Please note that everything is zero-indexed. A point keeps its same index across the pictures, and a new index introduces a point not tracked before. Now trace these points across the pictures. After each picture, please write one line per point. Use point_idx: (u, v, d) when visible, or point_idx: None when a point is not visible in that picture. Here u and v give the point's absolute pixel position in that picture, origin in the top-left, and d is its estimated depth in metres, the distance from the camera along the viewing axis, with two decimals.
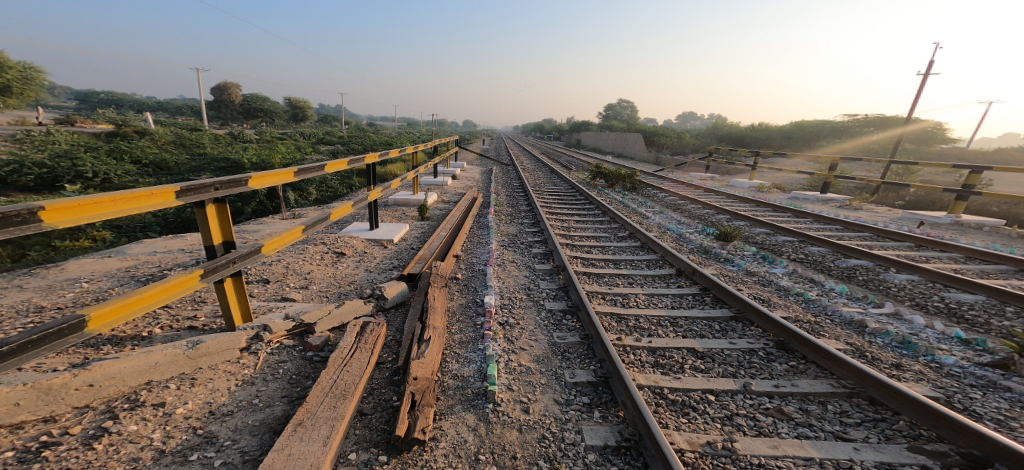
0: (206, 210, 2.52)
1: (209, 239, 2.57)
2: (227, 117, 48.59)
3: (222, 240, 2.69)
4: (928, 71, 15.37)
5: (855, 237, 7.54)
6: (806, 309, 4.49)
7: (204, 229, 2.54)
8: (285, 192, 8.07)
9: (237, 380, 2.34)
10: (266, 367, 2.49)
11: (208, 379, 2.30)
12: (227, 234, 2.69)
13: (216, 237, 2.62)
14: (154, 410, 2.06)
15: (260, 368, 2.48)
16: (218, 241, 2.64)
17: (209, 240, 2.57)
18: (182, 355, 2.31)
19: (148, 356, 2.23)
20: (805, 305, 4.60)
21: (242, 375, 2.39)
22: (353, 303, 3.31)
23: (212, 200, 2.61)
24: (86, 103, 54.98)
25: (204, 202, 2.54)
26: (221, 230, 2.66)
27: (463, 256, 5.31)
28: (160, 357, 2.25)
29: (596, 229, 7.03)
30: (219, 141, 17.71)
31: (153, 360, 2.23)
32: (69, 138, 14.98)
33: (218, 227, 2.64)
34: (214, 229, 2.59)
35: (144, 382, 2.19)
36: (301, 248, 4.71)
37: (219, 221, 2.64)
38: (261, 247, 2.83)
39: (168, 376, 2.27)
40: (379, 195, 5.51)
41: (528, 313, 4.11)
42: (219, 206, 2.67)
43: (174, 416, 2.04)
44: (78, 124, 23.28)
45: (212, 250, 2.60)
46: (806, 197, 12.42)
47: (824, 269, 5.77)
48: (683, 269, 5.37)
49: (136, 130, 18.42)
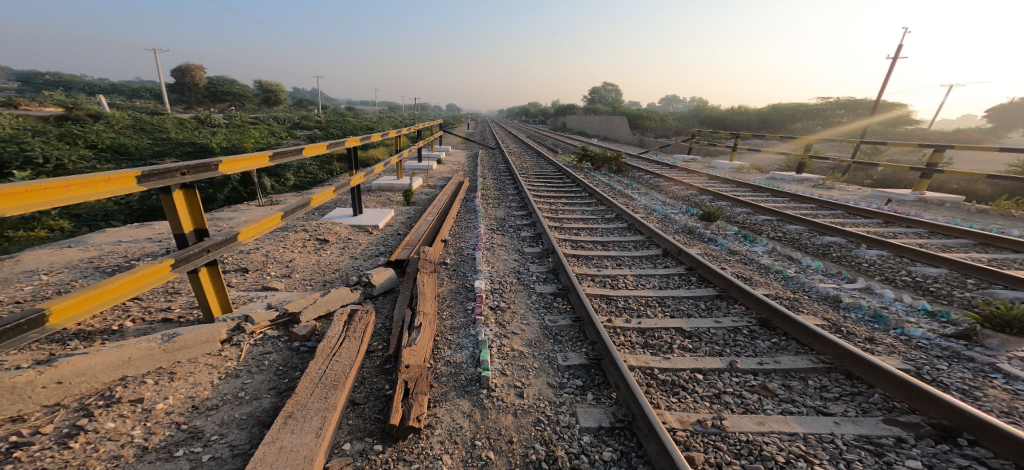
0: (174, 197, 2.35)
1: (178, 227, 2.41)
2: (194, 101, 46.34)
3: (194, 228, 2.52)
4: (897, 54, 15.82)
5: (829, 215, 7.74)
6: (787, 286, 4.58)
7: (172, 217, 2.37)
8: (260, 178, 7.76)
9: (220, 373, 2.21)
10: (250, 358, 2.37)
11: (188, 373, 2.17)
12: (198, 221, 2.53)
13: (187, 225, 2.45)
14: (133, 406, 1.93)
15: (244, 359, 2.36)
16: (189, 229, 2.48)
17: (179, 228, 2.41)
18: (158, 349, 2.17)
19: (120, 350, 2.08)
20: (784, 282, 4.70)
21: (225, 367, 2.27)
22: (339, 291, 3.20)
23: (179, 186, 2.43)
24: (35, 86, 51.44)
25: (171, 188, 2.37)
26: (192, 217, 2.50)
27: (450, 241, 5.21)
28: (134, 352, 2.11)
29: (582, 211, 7.01)
30: (184, 125, 16.87)
31: (127, 355, 2.09)
32: (18, 122, 14.01)
33: (188, 214, 2.48)
34: (183, 217, 2.42)
35: (118, 378, 2.05)
36: (280, 235, 4.52)
37: (189, 208, 2.47)
38: (238, 235, 2.68)
39: (144, 371, 2.13)
40: (361, 180, 5.33)
41: (519, 297, 4.06)
42: (188, 192, 2.50)
43: (155, 412, 1.92)
44: (27, 108, 21.77)
45: (183, 238, 2.44)
46: (782, 177, 12.69)
47: (802, 247, 5.90)
48: (669, 249, 5.40)
49: (92, 113, 17.34)
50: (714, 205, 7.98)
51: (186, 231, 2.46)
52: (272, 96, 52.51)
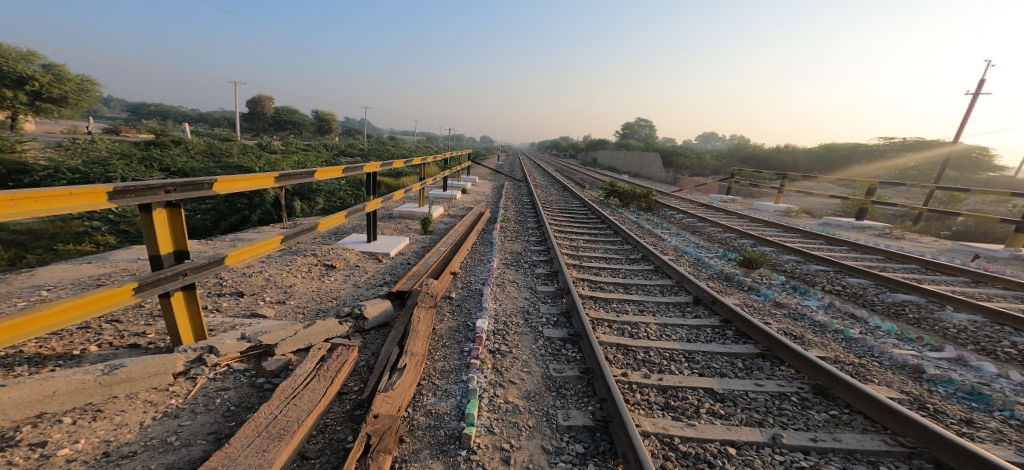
0: (152, 215, 2.25)
1: (155, 248, 2.29)
2: (261, 130, 50.70)
3: (173, 249, 2.40)
4: (978, 91, 14.47)
5: (899, 269, 6.85)
6: (847, 348, 3.91)
7: (149, 237, 2.26)
8: (294, 202, 8.02)
9: (156, 413, 2.05)
10: (200, 396, 2.22)
11: (117, 412, 2.02)
12: (180, 242, 2.42)
13: (164, 246, 2.33)
14: (29, 452, 1.76)
15: (192, 397, 2.21)
16: (168, 250, 2.35)
17: (155, 249, 2.29)
18: (92, 382, 2.04)
19: (46, 384, 1.94)
20: (846, 344, 4.01)
21: (165, 407, 2.11)
22: (325, 324, 3.03)
23: (162, 204, 2.34)
24: (135, 114, 58.28)
25: (152, 205, 2.27)
26: (172, 237, 2.38)
27: (460, 274, 4.97)
28: (61, 385, 1.97)
29: (607, 249, 6.61)
30: (247, 151, 18.22)
31: (51, 389, 1.94)
32: (108, 145, 15.66)
33: (168, 235, 2.36)
34: (161, 237, 2.30)
35: (34, 415, 1.90)
36: (288, 258, 4.48)
37: (170, 228, 2.37)
38: (226, 258, 2.53)
39: (68, 407, 1.98)
40: (378, 207, 5.26)
41: (524, 340, 3.71)
42: (172, 210, 2.40)
43: (54, 459, 1.75)
44: (123, 134, 24.48)
45: (159, 260, 2.32)
46: (839, 223, 11.64)
47: (867, 304, 5.14)
48: (701, 297, 4.87)
49: (173, 139, 19.16)
50: (757, 250, 7.31)
51: (164, 252, 2.34)
52: (328, 126, 56.47)
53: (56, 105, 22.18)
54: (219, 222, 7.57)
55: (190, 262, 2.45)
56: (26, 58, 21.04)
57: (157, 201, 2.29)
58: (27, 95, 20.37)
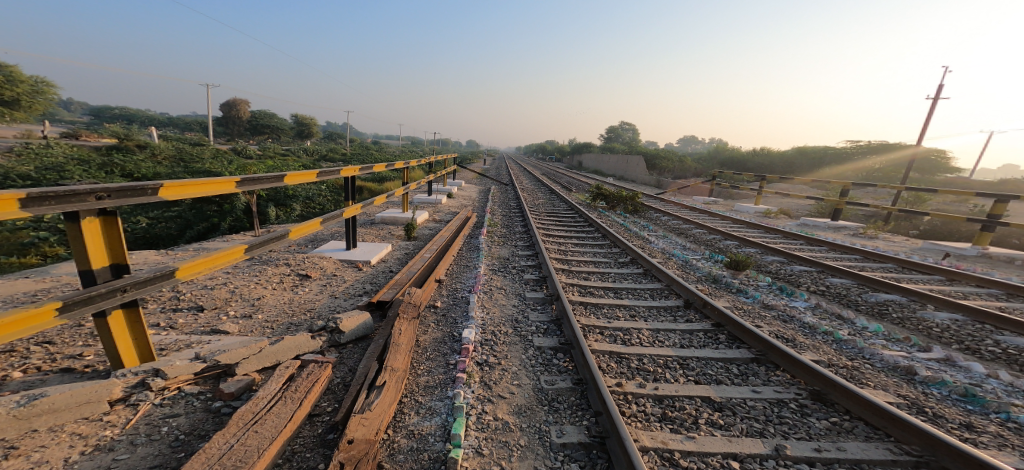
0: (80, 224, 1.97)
1: (86, 261, 2.01)
2: (235, 134, 49.25)
3: (110, 264, 2.12)
4: (938, 95, 15.10)
5: (878, 268, 6.95)
6: (838, 350, 3.86)
7: (78, 250, 1.98)
8: (267, 209, 7.67)
9: (86, 448, 1.79)
10: (142, 426, 1.96)
11: (36, 449, 1.74)
12: (117, 255, 2.14)
13: (97, 260, 2.05)
14: None
15: (132, 427, 1.95)
16: (102, 264, 2.07)
17: (86, 263, 2.01)
18: (8, 416, 1.75)
19: None
20: (837, 346, 3.96)
21: (98, 440, 1.85)
22: (295, 339, 2.79)
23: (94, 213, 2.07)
24: (97, 118, 55.68)
25: (81, 214, 2.00)
26: (107, 250, 2.10)
27: (445, 281, 4.75)
28: None
29: (594, 253, 6.48)
30: (219, 155, 17.51)
31: None
32: (66, 150, 14.76)
33: (102, 246, 2.08)
34: (92, 249, 2.02)
35: None
36: (258, 268, 4.19)
37: (104, 239, 2.09)
38: (176, 270, 2.27)
39: None
40: (357, 213, 4.98)
41: (513, 350, 3.52)
42: (106, 219, 2.11)
43: None
44: (83, 138, 23.20)
45: (91, 275, 2.03)
46: (816, 224, 11.87)
47: (852, 304, 5.15)
48: (692, 300, 4.79)
49: (138, 144, 18.24)
50: (742, 252, 7.32)
51: (97, 267, 2.06)
52: (305, 131, 55.26)
53: (9, 108, 20.88)
54: (186, 230, 7.16)
55: (131, 276, 2.18)
56: None
57: (87, 209, 2.01)
58: None
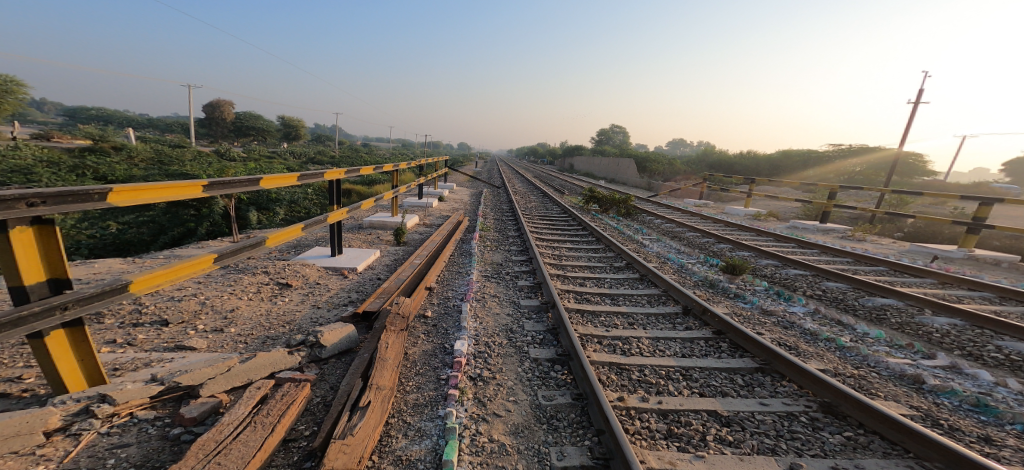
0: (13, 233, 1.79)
1: (20, 275, 1.81)
2: (220, 136, 48.12)
3: (47, 278, 1.92)
4: (918, 100, 15.39)
5: (870, 271, 6.93)
6: (842, 359, 3.75)
7: (9, 262, 1.78)
8: (247, 213, 7.37)
9: None
10: (83, 459, 1.70)
11: None
12: (54, 268, 1.94)
13: (30, 275, 1.85)
14: None
15: (70, 460, 1.69)
16: (39, 278, 1.88)
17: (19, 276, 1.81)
18: None
19: None
20: (840, 353, 3.86)
21: None
22: (269, 356, 2.57)
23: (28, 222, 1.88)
24: (73, 119, 54.00)
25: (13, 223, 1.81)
26: (43, 263, 1.91)
27: (435, 289, 4.53)
28: None
29: (588, 257, 6.32)
30: (200, 158, 17.00)
31: None
32: (38, 153, 14.17)
33: (37, 258, 1.89)
34: (26, 261, 1.83)
35: None
36: (233, 277, 3.93)
37: (38, 251, 1.89)
38: (130, 284, 2.14)
39: None
40: (342, 217, 4.73)
41: (508, 363, 3.32)
42: (40, 228, 1.91)
43: None
44: (57, 140, 22.37)
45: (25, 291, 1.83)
46: (806, 226, 11.92)
47: (849, 309, 5.07)
48: (690, 307, 4.65)
49: (115, 146, 17.62)
50: (736, 255, 7.24)
51: (31, 282, 1.86)
52: (291, 132, 54.28)
53: None
54: (160, 236, 6.82)
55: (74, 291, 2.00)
56: None
57: (18, 217, 1.81)
58: None
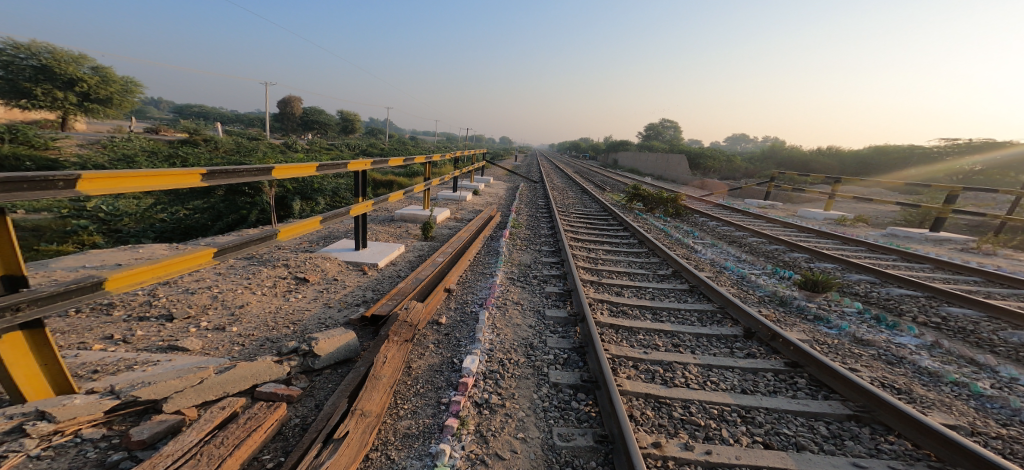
0: None
1: None
2: (290, 129, 52.38)
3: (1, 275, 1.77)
4: None
5: (1004, 295, 5.63)
6: (981, 411, 2.89)
7: None
8: (294, 203, 7.56)
9: None
10: None
11: None
12: (8, 262, 1.78)
13: None
14: None
15: None
16: None
17: None
18: None
19: None
20: (977, 403, 3.00)
21: None
22: (252, 366, 2.40)
23: None
24: (181, 115, 61.13)
25: None
26: None
27: (455, 291, 4.20)
28: None
29: (630, 261, 5.66)
30: (273, 149, 18.19)
31: None
32: (142, 143, 15.89)
33: None
34: None
35: None
36: (252, 269, 3.86)
37: None
38: (105, 281, 1.96)
39: None
40: (367, 210, 4.54)
41: (522, 387, 2.89)
42: None
43: None
44: (161, 133, 25.08)
45: None
46: (907, 234, 10.15)
47: (983, 345, 4.03)
48: (754, 329, 3.88)
49: (204, 138, 19.33)
50: (816, 267, 6.17)
51: None
52: (351, 126, 57.95)
53: (100, 105, 22.86)
54: (218, 221, 7.17)
55: (29, 290, 1.82)
56: (75, 61, 21.93)
57: None
58: (76, 96, 21.22)
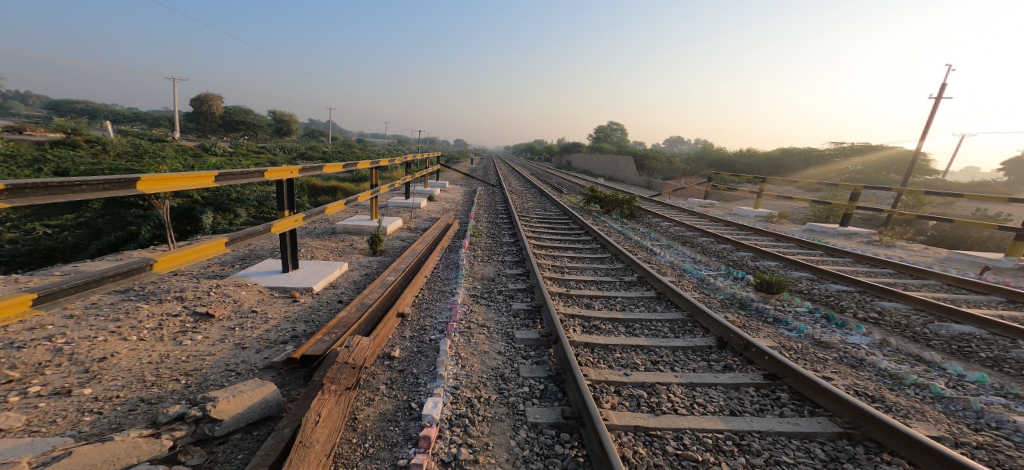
0: None
1: None
2: (204, 130, 47.18)
3: None
4: (940, 94, 14.34)
5: (920, 286, 6.10)
6: (950, 416, 2.88)
7: None
8: (202, 216, 6.42)
9: None
10: None
11: None
12: None
13: None
14: None
15: None
16: None
17: None
18: None
19: None
20: (942, 405, 3.01)
21: None
22: (108, 446, 1.69)
23: None
24: (59, 112, 52.47)
25: None
26: None
27: (406, 317, 3.57)
28: None
29: (591, 269, 5.36)
30: (182, 152, 15.94)
31: None
32: (1, 145, 13.08)
33: None
34: None
35: None
36: (126, 307, 2.97)
37: None
38: None
39: None
40: (294, 225, 3.76)
41: (496, 434, 2.38)
42: None
43: None
44: (31, 134, 21.05)
45: None
46: (824, 229, 11.03)
47: (922, 339, 4.21)
48: (726, 338, 3.72)
49: (90, 139, 16.42)
50: (761, 266, 6.31)
51: None
52: (281, 127, 53.73)
53: None
54: (97, 240, 5.86)
55: None
56: None
57: None
58: None
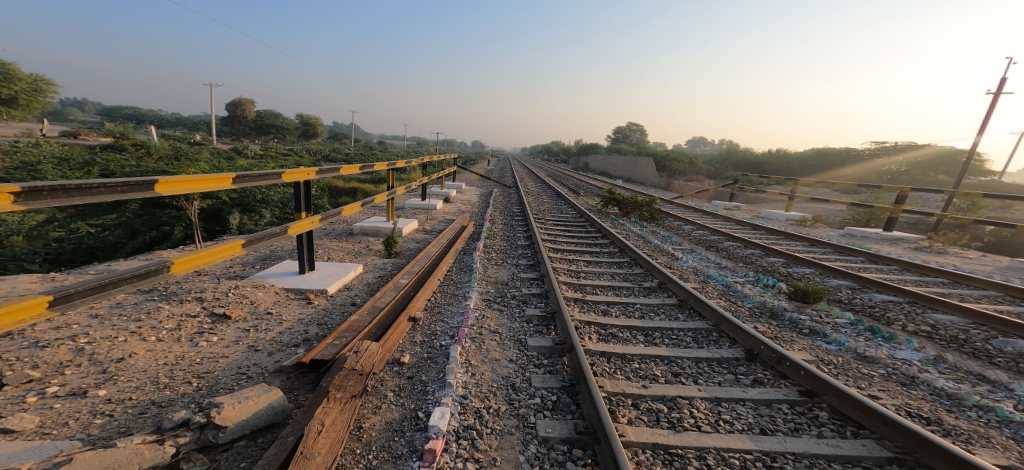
0: None
1: None
2: (240, 133, 49.18)
3: None
4: (997, 90, 13.31)
5: (975, 297, 5.61)
6: (1019, 443, 2.57)
7: None
8: (229, 217, 6.60)
9: None
10: None
11: None
12: None
13: None
14: None
15: None
16: None
17: None
18: None
19: None
20: (1010, 430, 2.70)
21: None
22: (111, 453, 1.68)
23: None
24: (110, 117, 55.85)
25: None
26: None
27: (419, 321, 3.51)
28: None
29: (611, 273, 5.18)
30: (216, 154, 16.56)
31: None
32: (53, 148, 13.91)
33: None
34: None
35: None
36: (148, 308, 3.03)
37: None
38: None
39: None
40: (310, 228, 3.77)
41: (506, 448, 2.27)
42: None
43: None
44: (82, 138, 22.38)
45: None
46: (865, 234, 10.39)
47: (982, 356, 3.83)
48: (755, 351, 3.48)
49: (133, 142, 17.29)
50: (795, 273, 5.95)
51: None
52: (310, 130, 55.39)
53: (6, 106, 20.03)
54: (131, 240, 6.11)
55: None
56: None
57: None
58: None
